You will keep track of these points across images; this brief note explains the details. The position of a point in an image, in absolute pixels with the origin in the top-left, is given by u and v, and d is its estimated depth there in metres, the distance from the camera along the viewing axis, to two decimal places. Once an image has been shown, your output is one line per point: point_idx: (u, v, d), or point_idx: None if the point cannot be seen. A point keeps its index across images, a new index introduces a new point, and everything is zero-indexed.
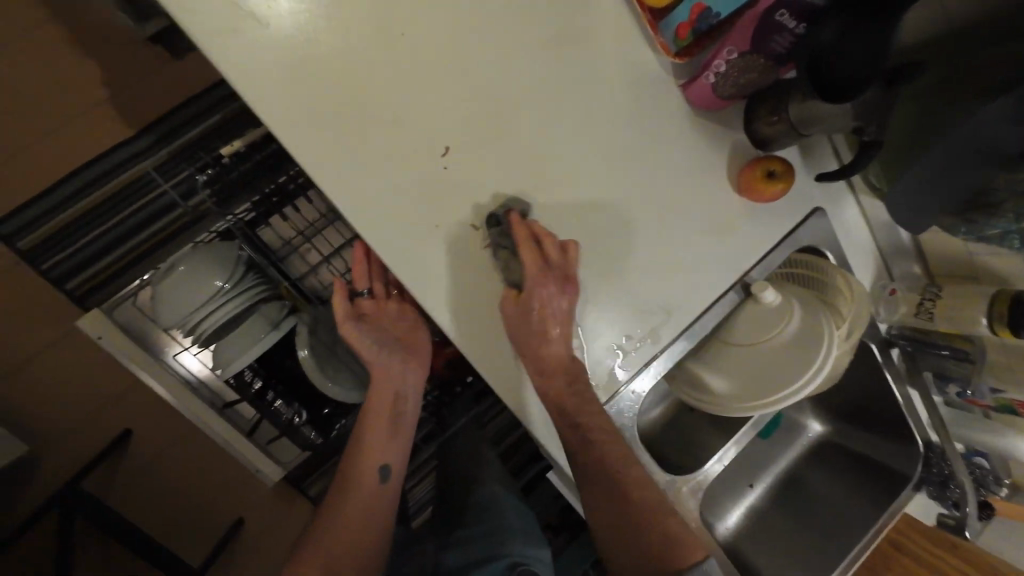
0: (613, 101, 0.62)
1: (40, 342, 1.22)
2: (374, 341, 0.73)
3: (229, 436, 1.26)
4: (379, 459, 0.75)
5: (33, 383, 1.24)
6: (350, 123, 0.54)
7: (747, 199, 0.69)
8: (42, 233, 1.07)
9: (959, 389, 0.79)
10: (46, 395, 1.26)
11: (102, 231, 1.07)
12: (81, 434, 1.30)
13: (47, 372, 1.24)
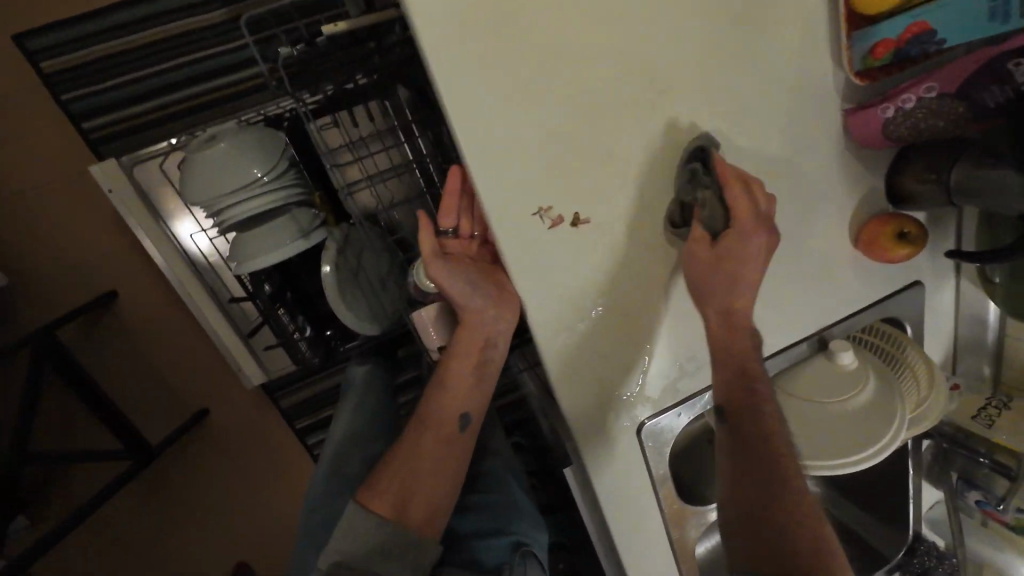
0: (777, 104, 0.54)
1: (38, 175, 1.11)
2: (463, 280, 0.62)
3: (220, 330, 1.19)
4: (461, 407, 0.64)
5: (18, 217, 1.13)
6: (499, 27, 0.43)
7: (859, 252, 0.64)
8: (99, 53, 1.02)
9: (978, 497, 0.78)
10: (33, 235, 1.15)
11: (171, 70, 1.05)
12: (62, 285, 1.20)
13: (41, 209, 1.13)
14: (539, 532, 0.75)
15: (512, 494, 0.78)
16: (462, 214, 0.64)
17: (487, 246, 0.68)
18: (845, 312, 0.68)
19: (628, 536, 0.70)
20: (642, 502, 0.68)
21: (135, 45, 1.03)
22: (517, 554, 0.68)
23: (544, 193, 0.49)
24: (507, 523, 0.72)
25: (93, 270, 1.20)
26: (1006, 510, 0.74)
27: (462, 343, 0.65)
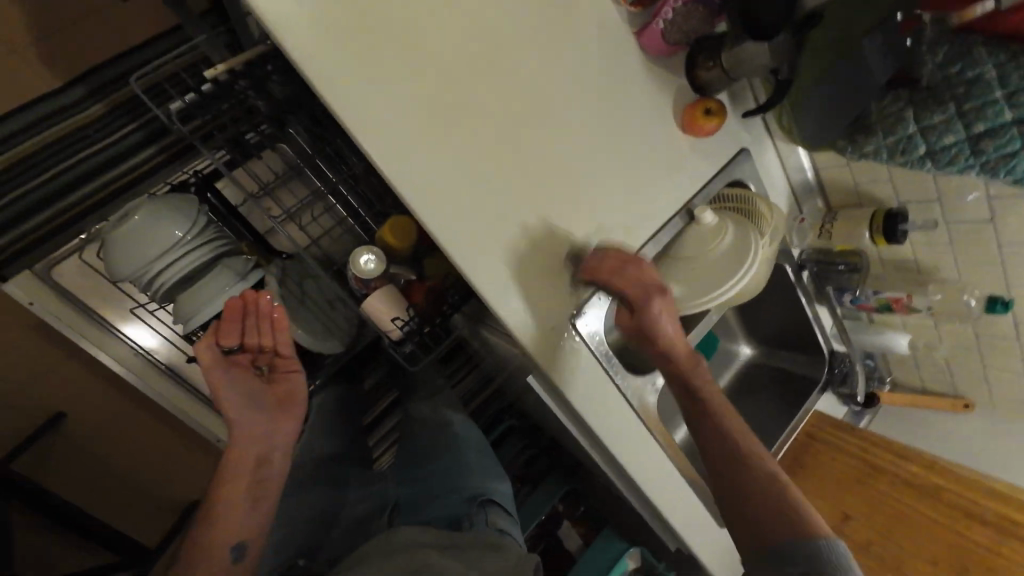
0: (580, 43, 0.72)
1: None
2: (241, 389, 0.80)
3: (186, 405, 1.19)
4: (234, 535, 0.74)
5: None
6: (351, 40, 0.59)
7: (688, 135, 0.82)
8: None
9: (852, 297, 0.97)
10: None
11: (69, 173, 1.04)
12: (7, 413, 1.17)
13: None
14: (494, 482, 0.98)
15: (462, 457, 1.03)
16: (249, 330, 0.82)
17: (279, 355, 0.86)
18: (698, 186, 0.85)
19: (600, 423, 0.82)
20: (595, 387, 0.81)
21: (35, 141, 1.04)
22: (474, 503, 0.90)
23: (427, 150, 0.65)
24: (469, 485, 0.94)
25: (37, 393, 1.18)
26: (868, 296, 0.94)
27: (236, 463, 0.78)
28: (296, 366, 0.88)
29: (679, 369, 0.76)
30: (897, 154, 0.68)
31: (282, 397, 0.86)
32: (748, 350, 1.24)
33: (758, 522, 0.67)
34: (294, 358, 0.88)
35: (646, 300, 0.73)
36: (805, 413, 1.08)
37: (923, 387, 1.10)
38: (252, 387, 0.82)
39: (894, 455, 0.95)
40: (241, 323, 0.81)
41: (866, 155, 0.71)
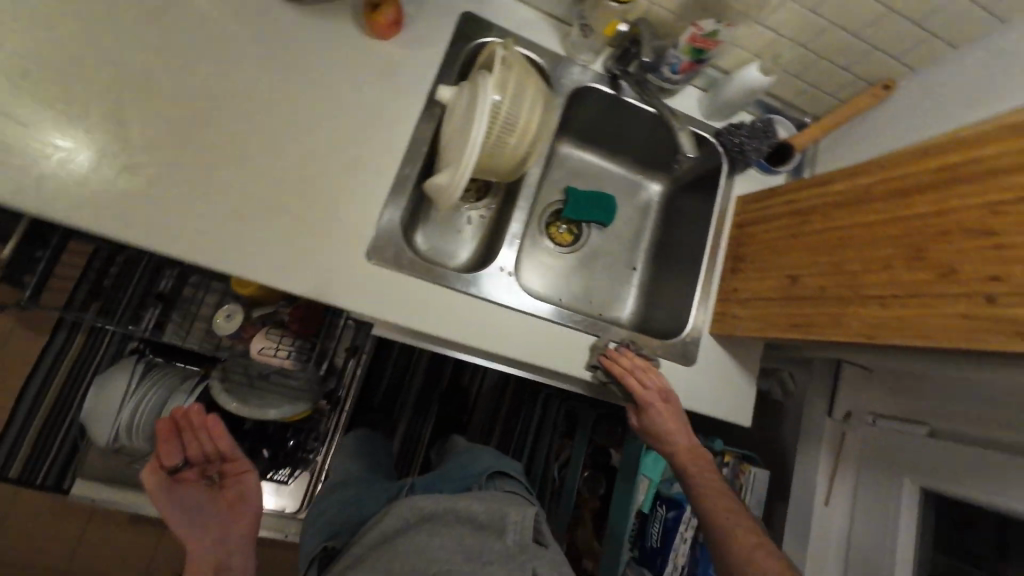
0: (229, 29, 0.75)
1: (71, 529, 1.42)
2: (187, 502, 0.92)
3: None
4: None
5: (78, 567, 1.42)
6: (14, 152, 0.64)
7: (385, 38, 0.80)
8: (26, 451, 1.40)
9: (669, 67, 0.85)
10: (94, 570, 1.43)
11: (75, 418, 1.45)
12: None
13: (84, 549, 1.42)
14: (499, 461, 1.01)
15: (478, 452, 1.07)
16: (186, 448, 0.93)
17: (222, 463, 0.97)
18: (433, 73, 0.83)
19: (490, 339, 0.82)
20: (445, 307, 0.80)
21: (53, 395, 1.44)
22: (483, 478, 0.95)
23: (136, 194, 0.68)
24: (479, 462, 1.01)
25: (154, 559, 1.46)
26: (674, 54, 0.83)
27: None
28: (243, 469, 0.97)
29: (682, 457, 0.82)
30: None
31: (233, 500, 0.97)
32: (657, 184, 1.15)
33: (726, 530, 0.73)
34: (240, 462, 0.97)
35: (655, 407, 0.83)
36: (723, 206, 0.96)
37: (838, 101, 0.93)
38: (200, 500, 0.94)
39: (816, 188, 0.79)
40: (180, 443, 0.92)
41: None
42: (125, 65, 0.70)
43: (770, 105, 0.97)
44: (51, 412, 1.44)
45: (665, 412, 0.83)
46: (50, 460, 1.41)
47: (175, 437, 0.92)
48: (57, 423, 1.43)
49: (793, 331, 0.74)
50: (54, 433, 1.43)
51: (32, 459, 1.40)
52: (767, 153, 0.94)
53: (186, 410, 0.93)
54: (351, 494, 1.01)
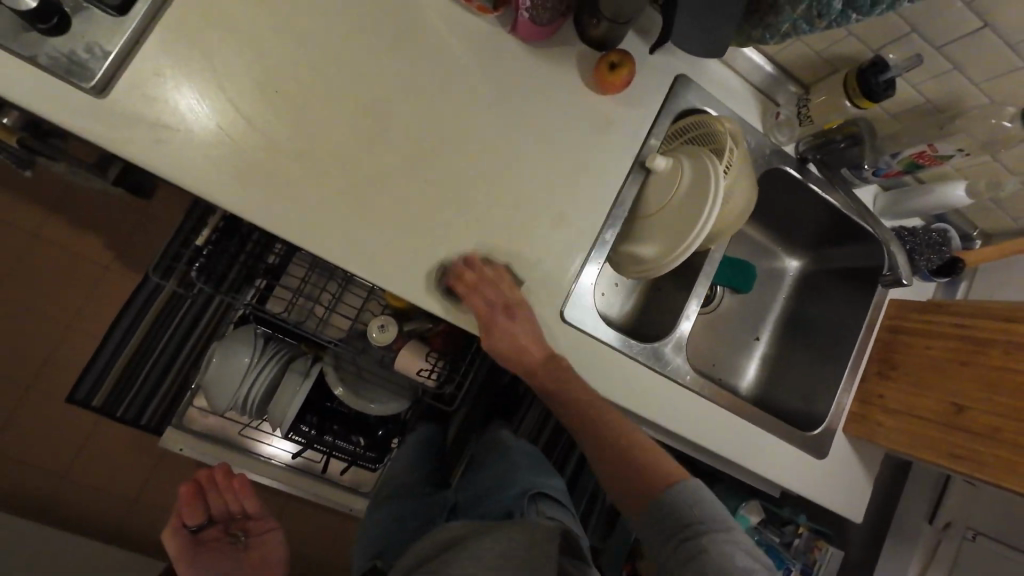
0: (464, 64, 0.74)
1: (136, 480, 1.40)
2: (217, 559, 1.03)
3: (303, 481, 1.39)
4: None
5: (129, 515, 1.39)
6: (264, 171, 0.65)
7: (605, 93, 0.79)
8: (107, 390, 1.38)
9: (872, 170, 0.85)
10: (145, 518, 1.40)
11: (152, 370, 1.40)
12: None
13: (143, 498, 1.41)
14: (542, 476, 1.03)
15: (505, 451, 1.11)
16: (215, 502, 1.06)
17: (247, 518, 1.10)
18: (645, 132, 0.82)
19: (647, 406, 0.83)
20: (616, 366, 0.82)
21: (136, 342, 1.39)
22: (523, 499, 0.95)
23: (365, 225, 0.69)
24: (519, 481, 1.00)
25: None
26: (890, 161, 0.82)
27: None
28: (269, 526, 1.12)
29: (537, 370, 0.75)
30: (816, 20, 0.63)
31: (256, 560, 1.08)
32: (794, 261, 1.13)
33: (637, 485, 0.72)
34: (264, 520, 1.12)
35: (490, 314, 0.71)
36: (877, 304, 0.97)
37: (1017, 227, 0.93)
38: (225, 557, 1.05)
39: (1003, 325, 0.79)
40: (205, 495, 1.05)
41: (785, 33, 0.65)
42: (371, 95, 0.70)
43: (947, 216, 0.97)
44: (134, 353, 1.39)
45: (526, 332, 0.74)
46: (128, 400, 1.39)
47: (201, 496, 1.04)
48: (136, 369, 1.39)
49: (955, 461, 0.78)
50: (135, 373, 1.39)
51: (111, 397, 1.38)
52: (935, 265, 0.94)
53: (214, 473, 1.06)
54: (397, 505, 1.11)
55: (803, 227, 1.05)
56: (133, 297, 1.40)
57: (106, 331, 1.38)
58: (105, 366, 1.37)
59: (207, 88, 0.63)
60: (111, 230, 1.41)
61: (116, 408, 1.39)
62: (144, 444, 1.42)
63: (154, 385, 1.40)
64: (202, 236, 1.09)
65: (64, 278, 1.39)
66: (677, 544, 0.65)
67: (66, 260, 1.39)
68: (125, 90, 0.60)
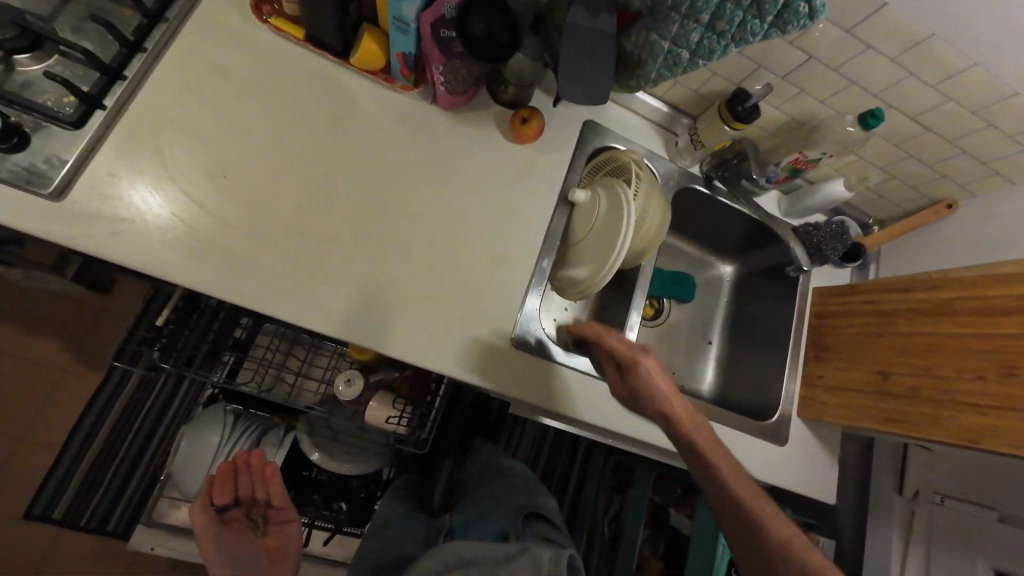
0: (393, 133, 0.84)
1: None
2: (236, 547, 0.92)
3: None
4: None
5: None
6: (214, 245, 0.71)
7: (522, 142, 0.90)
8: (70, 498, 1.31)
9: (763, 178, 0.98)
10: None
11: (119, 467, 1.35)
12: None
13: None
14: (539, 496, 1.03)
15: (495, 473, 1.10)
16: (240, 486, 0.97)
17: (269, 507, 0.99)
18: (564, 171, 0.93)
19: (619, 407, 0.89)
20: (572, 384, 0.87)
21: (101, 439, 1.35)
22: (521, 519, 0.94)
23: (314, 283, 0.75)
24: (517, 500, 1.00)
25: None
26: (774, 169, 0.95)
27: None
28: (288, 518, 0.99)
29: (676, 427, 0.65)
30: (673, 68, 0.75)
31: (275, 551, 0.96)
32: (727, 267, 1.23)
33: None
34: (286, 511, 1.00)
35: (666, 395, 0.65)
36: (802, 294, 1.07)
37: (903, 210, 1.06)
38: (242, 546, 0.93)
39: (896, 293, 0.90)
40: (253, 465, 0.98)
41: (652, 79, 0.78)
42: (311, 168, 0.78)
43: (842, 209, 1.09)
44: (100, 452, 1.35)
45: (716, 443, 0.63)
46: (95, 503, 1.32)
47: (233, 477, 0.96)
48: (101, 469, 1.34)
49: (882, 425, 0.84)
50: (101, 472, 1.33)
51: (75, 505, 1.31)
52: (841, 252, 1.05)
53: (250, 455, 0.98)
54: (390, 534, 1.01)
55: (726, 235, 1.16)
56: (97, 392, 1.38)
57: (67, 433, 1.34)
58: (67, 472, 1.32)
59: (157, 180, 0.70)
60: (72, 328, 1.41)
61: (81, 517, 1.31)
62: (109, 550, 1.32)
63: (121, 483, 1.34)
64: (162, 316, 1.09)
65: (21, 383, 1.35)
66: None
67: (25, 364, 1.37)
68: (80, 189, 0.66)
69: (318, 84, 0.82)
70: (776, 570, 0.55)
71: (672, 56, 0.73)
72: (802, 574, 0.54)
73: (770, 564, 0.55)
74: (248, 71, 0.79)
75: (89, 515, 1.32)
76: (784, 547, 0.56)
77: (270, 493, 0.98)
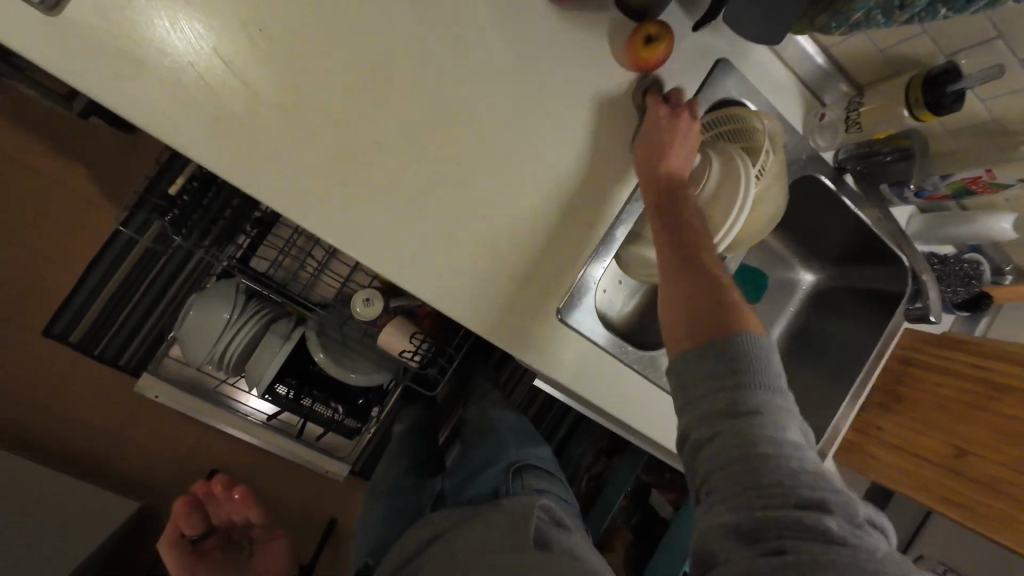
0: (479, 18, 0.64)
1: (111, 421, 1.38)
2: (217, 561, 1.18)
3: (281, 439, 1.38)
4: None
5: (102, 455, 1.37)
6: (239, 119, 0.57)
7: (633, 70, 0.70)
8: (86, 328, 1.33)
9: (914, 189, 0.79)
10: (117, 460, 1.38)
11: (132, 312, 1.33)
12: (162, 488, 1.41)
13: (117, 440, 1.38)
14: (528, 446, 0.99)
15: (495, 426, 1.05)
16: (191, 520, 1.17)
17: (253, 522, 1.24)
18: None
19: (637, 414, 0.81)
20: (608, 372, 0.78)
21: (115, 280, 1.32)
22: (510, 474, 0.90)
23: (350, 194, 0.62)
24: (506, 455, 0.95)
25: (187, 467, 1.42)
26: (936, 183, 0.76)
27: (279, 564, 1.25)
28: (274, 535, 1.27)
29: (683, 227, 0.59)
30: (895, 11, 0.51)
31: (267, 556, 1.25)
32: (809, 274, 1.06)
33: (702, 322, 0.51)
34: (268, 531, 1.27)
35: (694, 229, 0.59)
36: (893, 329, 0.90)
37: None
38: (229, 554, 1.23)
39: (1019, 370, 0.74)
40: (194, 505, 1.18)
41: (858, 23, 0.55)
42: (368, 42, 0.61)
43: (983, 247, 0.90)
44: (114, 291, 1.32)
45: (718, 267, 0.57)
46: (109, 337, 1.34)
47: (196, 510, 1.18)
48: (114, 308, 1.32)
49: (945, 506, 0.75)
50: (110, 319, 1.33)
51: (90, 336, 1.33)
52: (959, 299, 0.89)
53: (213, 484, 1.21)
54: (386, 494, 1.06)
55: (827, 242, 0.97)
56: (114, 234, 1.32)
57: (82, 268, 1.32)
58: (84, 303, 1.32)
59: (175, 13, 0.54)
60: (90, 161, 1.32)
61: (94, 347, 1.34)
62: (118, 387, 1.37)
63: (130, 333, 1.34)
64: (178, 185, 0.99)
65: (37, 207, 1.30)
66: (722, 415, 0.47)
67: (43, 187, 1.30)
68: (79, 6, 0.51)
69: None
70: (678, 308, 0.54)
71: None
72: (708, 309, 0.51)
73: (691, 308, 0.53)
74: None
75: (103, 347, 1.35)
76: (718, 302, 0.52)
77: (248, 517, 1.22)
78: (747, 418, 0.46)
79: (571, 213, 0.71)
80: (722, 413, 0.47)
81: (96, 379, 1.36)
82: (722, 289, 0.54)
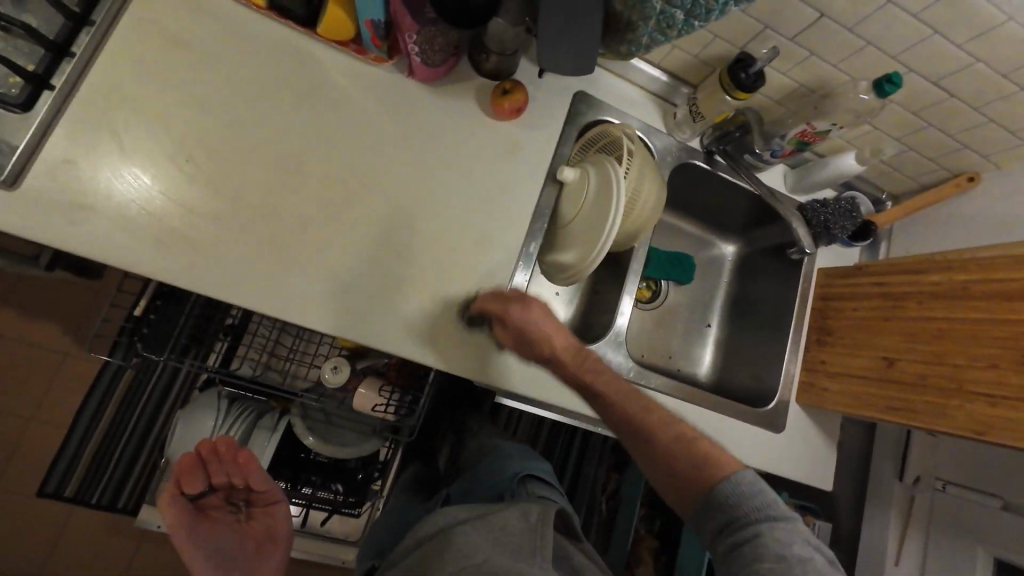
0: (367, 109, 0.78)
1: (114, 565, 1.35)
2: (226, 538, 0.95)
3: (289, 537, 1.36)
4: None
5: None
6: (180, 233, 0.68)
7: (504, 118, 0.84)
8: (82, 476, 1.35)
9: (768, 152, 0.91)
10: None
11: (126, 447, 1.37)
12: None
13: None
14: (533, 460, 1.03)
15: (493, 447, 1.10)
16: (206, 474, 0.95)
17: (228, 443, 0.97)
18: (552, 148, 0.87)
19: None
20: (562, 372, 0.84)
21: (106, 421, 1.37)
22: (517, 483, 0.94)
23: (287, 272, 0.72)
24: (510, 465, 0.99)
25: None
26: (779, 143, 0.88)
27: (277, 540, 1.00)
28: (274, 499, 1.01)
29: (563, 359, 0.72)
30: (667, 31, 0.68)
31: (258, 529, 0.99)
32: (730, 247, 1.17)
33: (686, 486, 0.61)
34: (271, 494, 1.00)
35: (580, 358, 0.72)
36: (808, 274, 1.01)
37: (920, 184, 0.99)
38: (225, 533, 0.97)
39: (908, 275, 0.84)
40: (211, 478, 0.96)
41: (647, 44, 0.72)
42: (279, 149, 0.74)
43: (855, 184, 1.02)
44: (106, 432, 1.37)
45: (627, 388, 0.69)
46: (105, 480, 1.36)
47: (201, 469, 0.95)
48: (108, 449, 1.36)
49: (889, 415, 0.80)
50: (106, 458, 1.36)
51: (86, 483, 1.35)
52: (851, 231, 0.98)
53: (216, 446, 0.96)
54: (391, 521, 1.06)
55: (729, 213, 1.09)
56: (99, 376, 1.39)
57: (70, 416, 1.37)
58: (77, 452, 1.35)
59: (116, 165, 0.66)
60: (67, 313, 1.41)
61: (92, 494, 1.35)
62: (117, 528, 1.36)
63: (126, 467, 1.37)
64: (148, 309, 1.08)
65: (20, 368, 1.37)
66: (734, 531, 0.55)
67: (24, 349, 1.38)
68: (37, 177, 0.63)
69: (285, 57, 0.76)
70: (672, 464, 0.62)
71: (666, 18, 0.66)
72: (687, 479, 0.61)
73: (673, 477, 0.62)
74: (209, 44, 0.73)
75: (101, 492, 1.36)
76: (679, 456, 0.62)
77: (247, 480, 0.97)
78: (749, 528, 0.55)
79: (485, 242, 0.81)
80: (735, 546, 0.54)
81: (94, 525, 1.35)
82: (635, 397, 0.68)
